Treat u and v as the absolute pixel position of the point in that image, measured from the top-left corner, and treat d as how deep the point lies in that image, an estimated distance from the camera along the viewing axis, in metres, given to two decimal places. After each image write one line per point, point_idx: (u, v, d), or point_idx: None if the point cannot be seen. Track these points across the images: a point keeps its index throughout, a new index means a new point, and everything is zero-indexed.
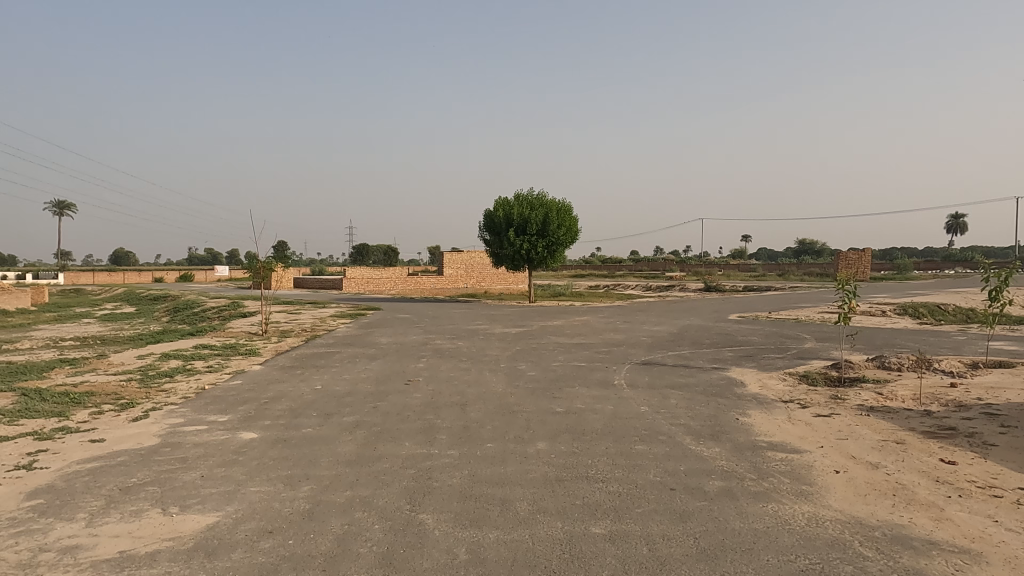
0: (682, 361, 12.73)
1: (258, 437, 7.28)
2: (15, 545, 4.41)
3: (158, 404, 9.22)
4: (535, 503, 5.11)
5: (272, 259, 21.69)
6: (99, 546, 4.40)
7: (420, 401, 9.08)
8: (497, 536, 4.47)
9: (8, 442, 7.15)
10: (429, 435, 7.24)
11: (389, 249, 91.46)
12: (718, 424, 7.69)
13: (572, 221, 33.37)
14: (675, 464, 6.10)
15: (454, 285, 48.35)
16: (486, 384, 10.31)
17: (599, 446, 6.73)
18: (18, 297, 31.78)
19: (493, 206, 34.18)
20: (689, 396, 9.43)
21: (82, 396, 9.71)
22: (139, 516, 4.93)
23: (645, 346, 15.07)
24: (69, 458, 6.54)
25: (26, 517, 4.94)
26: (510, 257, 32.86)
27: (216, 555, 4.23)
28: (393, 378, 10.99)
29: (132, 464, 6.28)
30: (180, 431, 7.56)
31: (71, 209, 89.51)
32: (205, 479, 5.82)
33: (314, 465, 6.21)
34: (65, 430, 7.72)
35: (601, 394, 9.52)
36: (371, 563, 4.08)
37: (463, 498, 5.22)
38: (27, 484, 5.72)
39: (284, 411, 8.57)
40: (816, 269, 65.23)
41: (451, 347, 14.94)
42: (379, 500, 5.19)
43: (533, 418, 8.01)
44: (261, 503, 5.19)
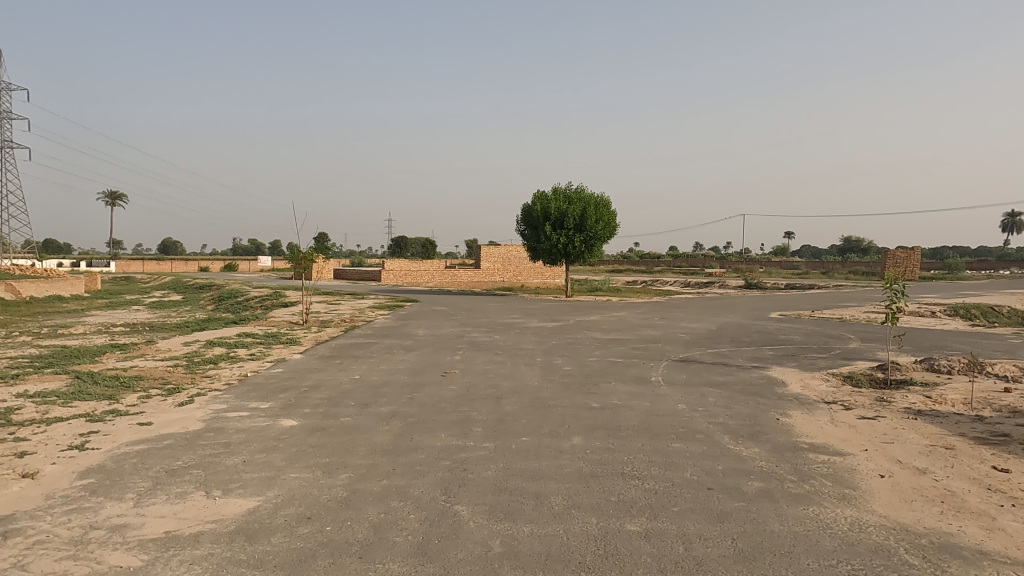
0: (720, 359, 12.54)
1: (297, 425, 7.43)
2: (68, 522, 4.58)
3: (203, 389, 9.50)
4: (569, 498, 5.10)
5: (314, 250, 22.06)
6: (146, 525, 4.55)
7: (456, 393, 9.14)
8: (531, 530, 4.47)
9: (63, 423, 7.46)
10: (463, 427, 7.27)
11: (427, 242, 92.94)
12: (757, 424, 7.55)
13: (611, 215, 32.98)
14: (712, 464, 6.00)
15: (491, 278, 48.72)
16: (521, 378, 10.32)
17: (634, 443, 6.67)
18: (71, 283, 33.04)
19: (532, 200, 34.13)
20: (727, 394, 9.27)
21: (131, 380, 10.06)
22: (183, 498, 5.08)
23: (682, 343, 14.88)
24: (118, 440, 6.76)
25: (78, 495, 5.14)
26: (548, 251, 32.85)
27: (257, 539, 4.33)
28: (430, 370, 11.08)
29: (177, 448, 6.47)
30: (223, 417, 7.76)
31: (123, 199, 92.94)
32: (246, 464, 5.97)
33: (351, 453, 6.30)
34: (115, 412, 8.01)
35: (638, 390, 9.45)
36: (407, 552, 4.12)
37: (497, 491, 5.23)
38: (79, 464, 5.95)
39: (323, 400, 8.73)
40: (862, 267, 63.26)
41: (487, 340, 14.99)
42: (415, 491, 5.25)
43: (568, 414, 7.97)
44: (299, 489, 5.30)
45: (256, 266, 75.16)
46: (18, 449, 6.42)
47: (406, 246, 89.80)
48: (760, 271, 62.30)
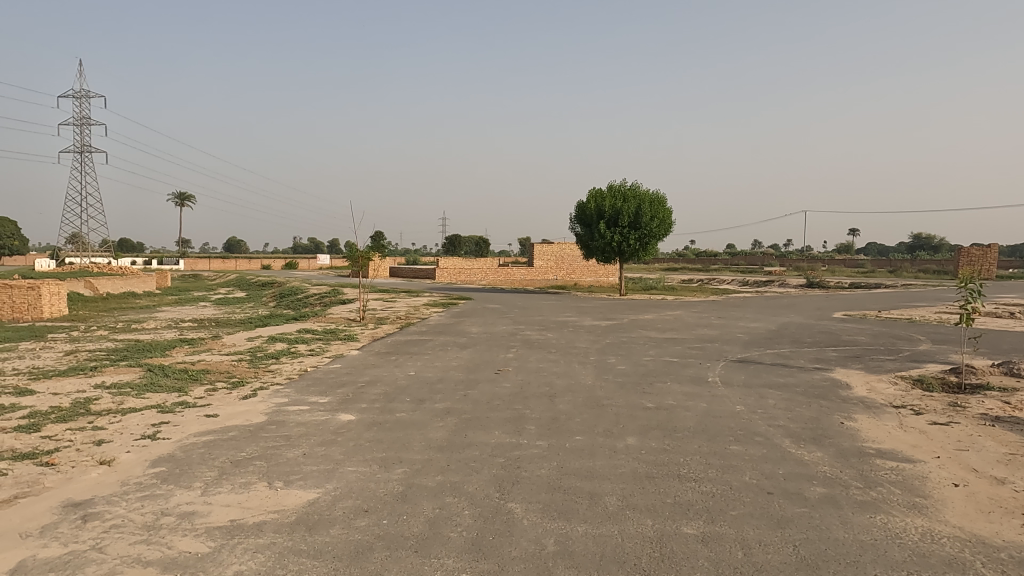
0: (781, 360, 12.18)
1: (354, 419, 7.58)
2: (141, 508, 4.81)
3: (265, 383, 9.82)
4: (624, 499, 5.04)
5: (370, 249, 22.51)
6: (213, 513, 4.73)
7: (509, 391, 9.16)
8: (585, 530, 4.45)
9: (137, 413, 7.83)
10: (517, 425, 7.28)
11: (481, 240, 93.80)
12: (820, 428, 7.29)
13: (666, 212, 32.43)
14: (773, 468, 5.83)
15: (544, 276, 48.76)
16: (575, 377, 10.27)
17: (691, 445, 6.54)
18: (144, 281, 34.68)
19: (586, 197, 33.94)
20: (788, 396, 8.98)
21: (199, 374, 10.50)
22: (247, 488, 5.25)
23: (740, 343, 14.53)
24: (187, 431, 7.06)
25: (150, 482, 5.39)
26: (602, 249, 32.65)
27: (316, 530, 4.44)
28: (484, 367, 11.16)
29: (242, 440, 6.71)
30: (285, 411, 8.01)
31: (191, 200, 97.03)
32: (306, 457, 6.13)
33: (407, 449, 6.40)
34: (185, 404, 8.37)
35: (694, 391, 9.27)
36: (461, 548, 4.15)
37: (551, 490, 5.22)
38: (152, 452, 6.24)
39: (380, 396, 8.90)
40: (934, 265, 60.42)
41: (540, 338, 15.00)
42: (469, 487, 5.29)
43: (622, 413, 7.89)
44: (357, 483, 5.41)
45: (316, 264, 77.34)
46: (96, 437, 6.78)
47: (460, 245, 90.55)
48: (822, 270, 60.23)
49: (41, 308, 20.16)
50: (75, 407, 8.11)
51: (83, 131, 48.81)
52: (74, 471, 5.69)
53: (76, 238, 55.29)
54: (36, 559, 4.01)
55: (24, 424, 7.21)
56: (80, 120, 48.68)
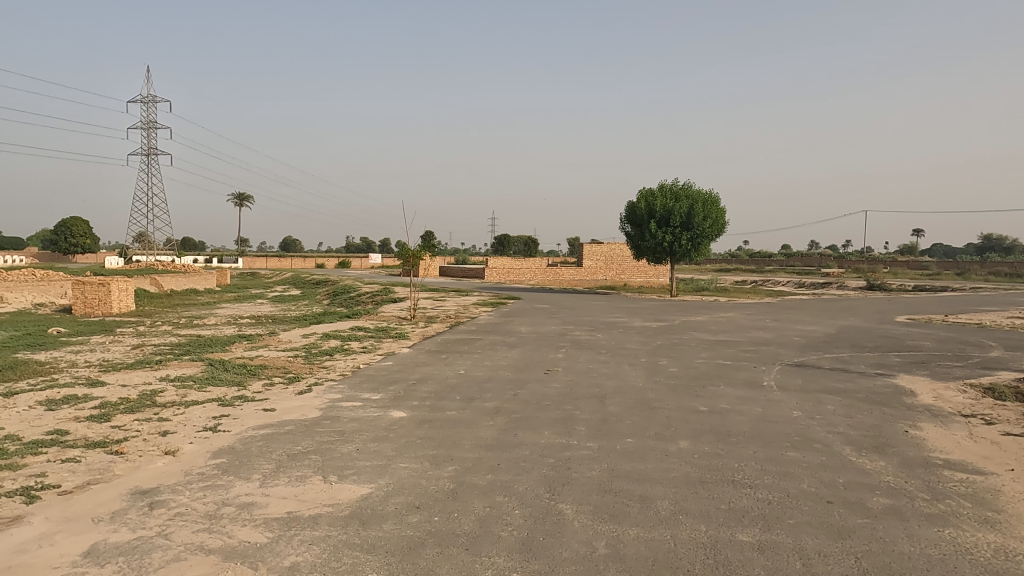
0: (841, 364, 11.77)
1: (405, 416, 7.68)
2: (204, 497, 4.99)
3: (319, 379, 10.05)
4: (676, 503, 4.96)
5: (421, 249, 22.80)
6: (271, 505, 4.86)
7: (559, 391, 9.13)
8: (637, 534, 4.39)
9: (199, 406, 8.12)
10: (567, 426, 7.24)
11: (530, 241, 94.13)
12: (883, 436, 7.01)
13: (720, 212, 31.74)
14: (832, 476, 5.64)
15: (593, 276, 48.54)
16: (625, 378, 10.16)
17: (746, 450, 6.38)
18: (205, 278, 36.01)
19: (637, 197, 33.59)
20: (848, 402, 8.68)
21: (257, 369, 10.83)
22: (303, 481, 5.38)
23: (796, 346, 14.11)
24: (245, 424, 7.29)
25: (212, 473, 5.59)
26: (652, 249, 32.28)
27: (369, 524, 4.51)
28: (533, 367, 11.15)
29: (297, 433, 6.89)
30: (339, 406, 8.18)
31: (248, 200, 100.15)
32: (360, 452, 6.25)
33: (458, 447, 6.44)
34: (244, 398, 8.65)
35: (748, 394, 9.04)
36: (512, 547, 4.15)
37: (602, 492, 5.17)
38: (213, 444, 6.47)
39: (430, 393, 8.99)
40: (1005, 267, 57.68)
41: (590, 338, 14.91)
42: (520, 486, 5.29)
43: (674, 416, 7.76)
44: (408, 479, 5.48)
45: (369, 263, 78.88)
46: (161, 428, 7.06)
47: (509, 245, 90.96)
48: (884, 272, 58.14)
49: (110, 303, 21.13)
50: (142, 399, 8.47)
51: (150, 134, 50.88)
52: (141, 460, 5.93)
53: (142, 237, 57.76)
54: (106, 543, 4.19)
55: (96, 414, 7.57)
56: (146, 124, 50.82)
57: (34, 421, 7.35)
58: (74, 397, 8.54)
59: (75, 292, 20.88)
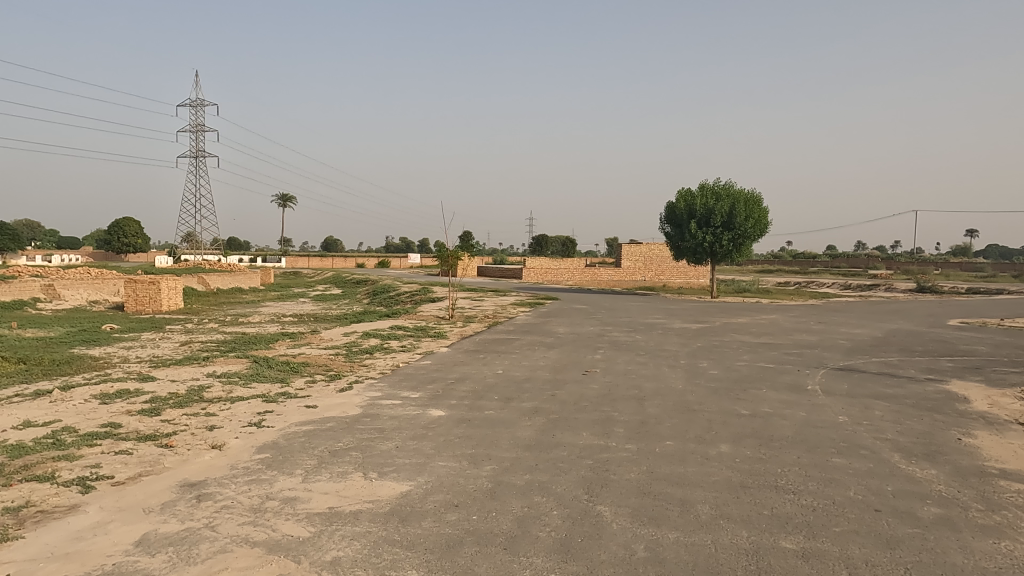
0: (889, 369, 11.43)
1: (444, 415, 7.75)
2: (249, 491, 5.11)
3: (360, 377, 10.23)
4: (717, 508, 4.88)
5: (459, 249, 22.96)
6: (313, 500, 4.95)
7: (597, 392, 9.09)
8: (677, 538, 4.34)
9: (244, 402, 8.33)
10: (606, 427, 7.20)
11: (568, 241, 94.04)
12: (934, 443, 6.78)
13: (763, 212, 31.08)
14: (880, 484, 5.48)
15: (632, 277, 48.22)
16: (664, 380, 10.04)
17: (789, 455, 6.25)
18: (250, 277, 36.97)
19: (677, 197, 33.17)
20: (898, 408, 8.41)
21: (300, 366, 11.06)
22: (344, 477, 5.47)
23: (841, 350, 13.74)
24: (288, 420, 7.44)
25: (257, 467, 5.73)
26: (693, 250, 31.84)
27: (409, 521, 4.56)
28: (571, 367, 11.12)
29: (339, 430, 7.00)
30: (379, 404, 8.30)
31: (292, 201, 102.34)
32: (399, 450, 6.32)
33: (496, 446, 6.46)
34: (287, 394, 8.84)
35: (792, 398, 8.84)
36: (551, 548, 4.15)
37: (641, 495, 5.12)
38: (257, 439, 6.61)
39: (469, 393, 9.05)
40: None
41: (629, 340, 14.79)
42: (558, 487, 5.28)
43: (715, 419, 7.64)
44: (447, 478, 5.51)
45: (408, 263, 79.82)
46: (209, 422, 7.26)
47: (547, 245, 91.06)
48: (935, 274, 56.55)
49: (160, 301, 21.81)
50: (190, 394, 8.73)
51: (197, 136, 51.96)
52: (189, 454, 6.12)
53: (190, 238, 59.48)
54: (157, 533, 4.33)
55: (147, 409, 7.83)
56: (194, 127, 52.17)
57: (88, 414, 7.63)
58: (127, 391, 8.86)
59: (127, 290, 21.62)
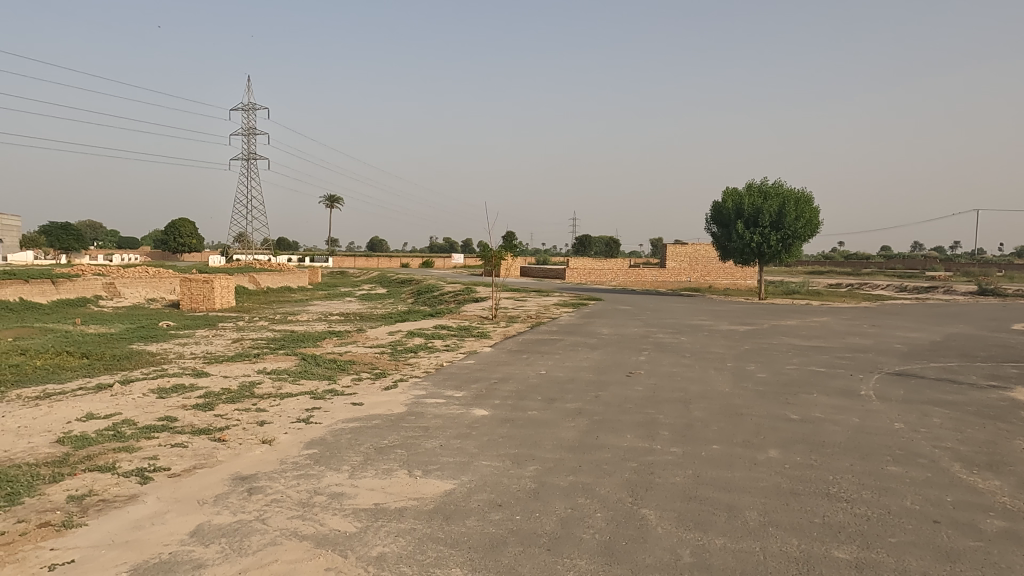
0: (949, 375, 10.97)
1: (487, 415, 7.78)
2: (297, 486, 5.23)
3: (405, 375, 10.36)
4: (766, 514, 4.77)
5: (503, 249, 23.01)
6: (359, 496, 5.03)
7: (641, 394, 8.99)
8: (724, 544, 4.25)
9: (292, 398, 8.53)
10: (650, 429, 7.12)
11: (612, 241, 93.44)
12: (998, 453, 6.48)
13: (814, 211, 30.23)
14: (938, 494, 5.27)
15: (677, 277, 47.56)
16: (710, 383, 9.86)
17: (841, 462, 6.07)
18: (298, 276, 37.80)
19: (724, 196, 32.56)
20: (958, 416, 8.07)
21: (347, 364, 11.27)
22: (389, 474, 5.54)
23: (896, 354, 13.25)
24: (336, 417, 7.59)
25: (305, 462, 5.85)
26: (740, 250, 31.19)
27: (453, 519, 4.59)
28: (615, 369, 11.03)
29: (384, 428, 7.11)
30: (423, 402, 8.39)
31: (338, 202, 104.27)
32: (443, 448, 6.37)
33: (539, 447, 6.45)
34: (334, 391, 9.01)
35: (844, 404, 8.57)
36: (594, 550, 4.12)
37: (687, 499, 5.04)
38: (306, 435, 6.76)
39: (512, 392, 9.06)
40: None
41: (674, 341, 14.58)
42: (602, 489, 5.24)
43: (763, 424, 7.47)
44: (490, 477, 5.53)
45: (452, 263, 80.48)
46: (260, 417, 7.46)
47: (590, 245, 90.62)
48: (999, 276, 54.17)
49: (213, 300, 22.50)
50: (242, 390, 8.98)
51: (250, 140, 53.49)
52: (241, 448, 6.30)
53: (242, 240, 61.15)
54: (211, 524, 4.47)
55: (202, 403, 8.10)
56: (247, 131, 53.18)
57: (147, 407, 7.93)
58: (182, 386, 9.18)
59: (183, 288, 22.39)
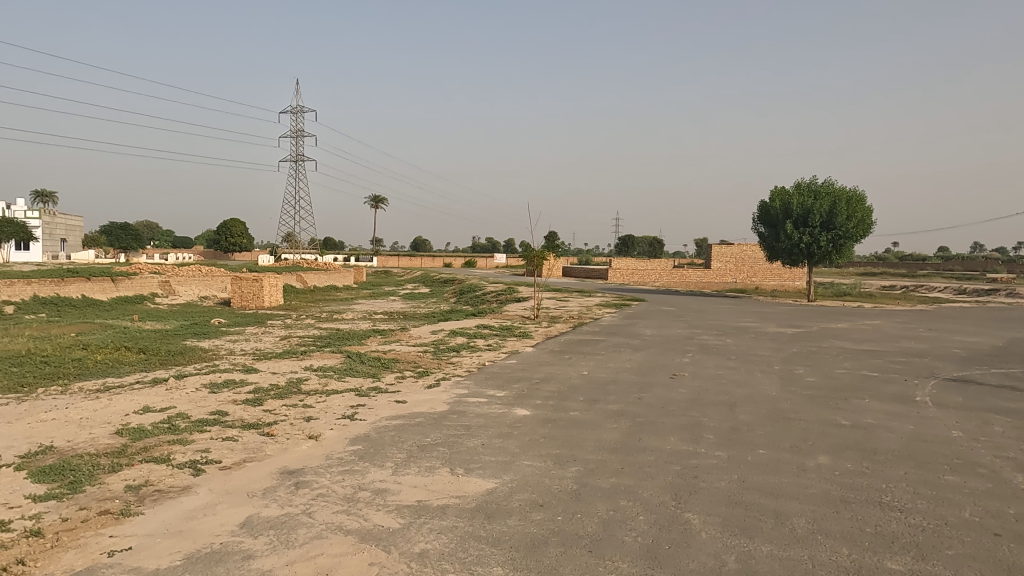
0: (1012, 381, 10.48)
1: (529, 415, 7.78)
2: (343, 481, 5.33)
3: (447, 374, 10.44)
4: (815, 522, 4.65)
5: (545, 249, 22.98)
6: (403, 492, 5.10)
7: (685, 397, 8.86)
8: (770, 551, 4.16)
9: (338, 395, 8.69)
10: (695, 433, 7.01)
11: (655, 241, 92.37)
12: None
13: (867, 211, 29.28)
14: (1000, 505, 5.04)
15: (722, 279, 46.70)
16: (757, 386, 9.66)
17: (895, 470, 5.86)
18: (344, 275, 38.48)
19: (772, 196, 31.83)
20: (1021, 424, 7.71)
21: (390, 362, 11.43)
22: (432, 472, 5.60)
23: (955, 359, 12.74)
24: (380, 414, 7.70)
25: (350, 458, 5.96)
26: (788, 250, 30.43)
27: (495, 518, 4.60)
28: (658, 370, 10.89)
29: (427, 426, 7.18)
30: (465, 401, 8.44)
31: (383, 203, 105.80)
32: (485, 447, 6.40)
33: (581, 448, 6.42)
34: (378, 389, 9.14)
35: (898, 410, 8.28)
36: (637, 553, 4.08)
37: (732, 505, 4.94)
38: (350, 431, 6.88)
39: (553, 393, 9.04)
40: None
41: (719, 343, 14.33)
42: (645, 492, 5.18)
43: (812, 429, 7.28)
44: (532, 477, 5.53)
45: (494, 263, 80.77)
46: (307, 413, 7.62)
47: (633, 245, 89.77)
48: None
49: (262, 298, 23.08)
50: (290, 386, 9.20)
51: (298, 141, 54.65)
52: (289, 443, 6.45)
53: (290, 240, 62.60)
54: (259, 516, 4.58)
55: (251, 398, 8.32)
56: (296, 133, 54.46)
57: (199, 402, 8.20)
58: (232, 382, 9.45)
59: (234, 287, 23.04)
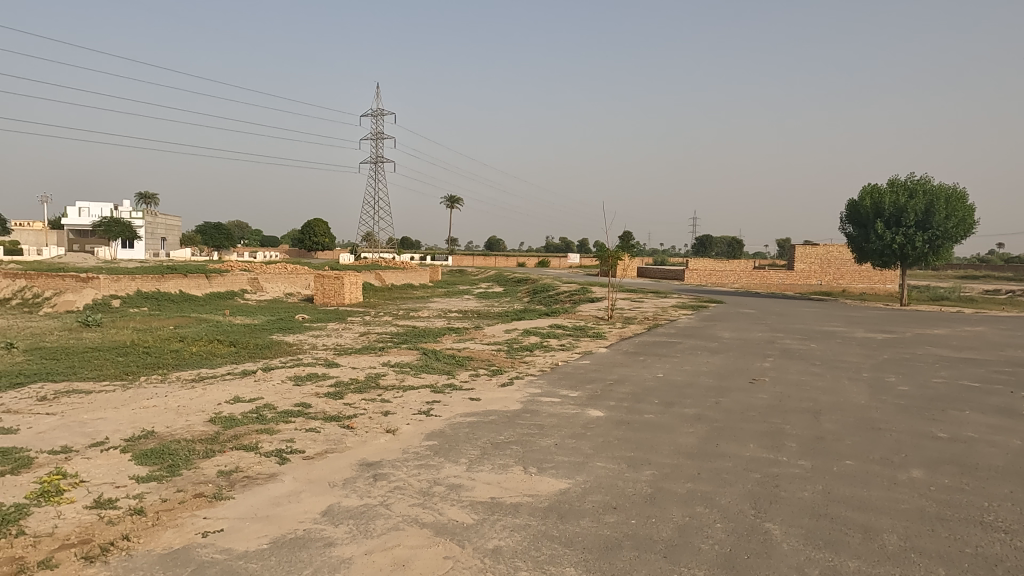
0: None
1: (603, 416, 7.71)
2: (419, 475, 5.45)
3: (521, 373, 10.49)
4: (907, 539, 4.39)
5: (619, 249, 22.70)
6: (476, 489, 5.16)
7: (766, 402, 8.55)
8: (857, 567, 3.96)
9: (414, 391, 8.89)
10: (776, 440, 6.75)
11: (734, 241, 89.52)
12: None
13: (968, 209, 27.37)
14: None
15: (806, 280, 44.74)
16: (844, 394, 9.20)
17: (999, 488, 5.45)
18: (420, 274, 39.33)
19: (861, 195, 30.25)
20: None
21: (465, 360, 11.61)
22: (506, 469, 5.64)
23: None
24: (454, 410, 7.83)
25: (426, 453, 6.09)
26: (879, 252, 28.84)
27: (567, 519, 4.59)
28: (737, 374, 10.55)
29: (501, 424, 7.24)
30: (538, 401, 8.46)
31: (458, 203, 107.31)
32: (558, 447, 6.39)
33: (656, 451, 6.30)
34: (452, 386, 9.30)
35: (1003, 424, 7.69)
36: (714, 561, 3.98)
37: (816, 516, 4.73)
38: (426, 427, 7.03)
39: (628, 395, 8.92)
40: None
41: (802, 348, 13.73)
42: (722, 499, 5.04)
43: (905, 440, 6.87)
44: (606, 479, 5.48)
45: (568, 263, 80.47)
46: (385, 408, 7.85)
47: (711, 246, 87.35)
48: None
49: (343, 295, 23.89)
50: (369, 381, 9.49)
51: (378, 145, 56.19)
52: (368, 435, 6.65)
53: (369, 239, 64.47)
54: (340, 506, 4.75)
55: (333, 392, 8.64)
56: (376, 135, 56.04)
57: (285, 393, 8.58)
58: (316, 375, 9.84)
59: (317, 284, 23.97)
